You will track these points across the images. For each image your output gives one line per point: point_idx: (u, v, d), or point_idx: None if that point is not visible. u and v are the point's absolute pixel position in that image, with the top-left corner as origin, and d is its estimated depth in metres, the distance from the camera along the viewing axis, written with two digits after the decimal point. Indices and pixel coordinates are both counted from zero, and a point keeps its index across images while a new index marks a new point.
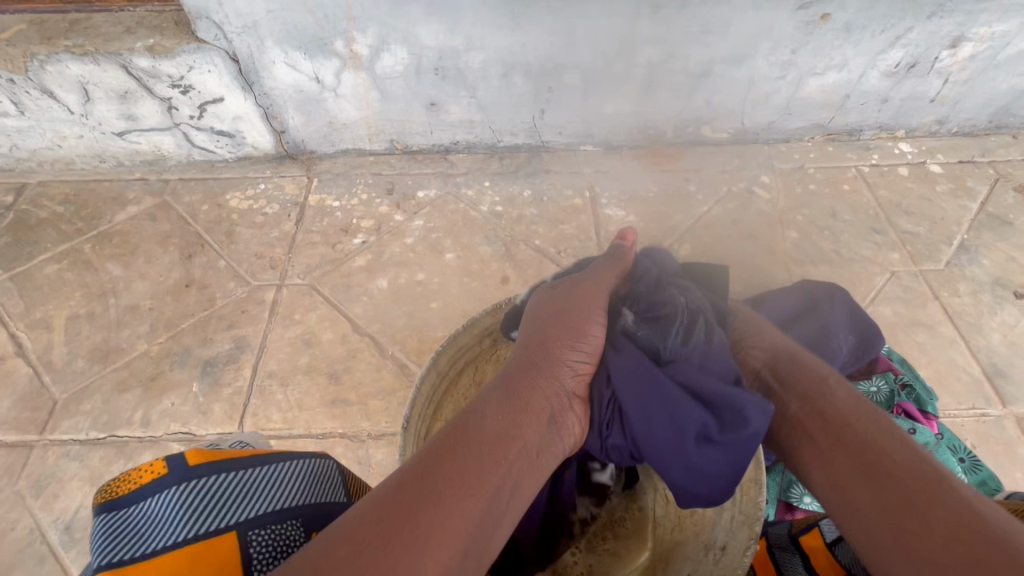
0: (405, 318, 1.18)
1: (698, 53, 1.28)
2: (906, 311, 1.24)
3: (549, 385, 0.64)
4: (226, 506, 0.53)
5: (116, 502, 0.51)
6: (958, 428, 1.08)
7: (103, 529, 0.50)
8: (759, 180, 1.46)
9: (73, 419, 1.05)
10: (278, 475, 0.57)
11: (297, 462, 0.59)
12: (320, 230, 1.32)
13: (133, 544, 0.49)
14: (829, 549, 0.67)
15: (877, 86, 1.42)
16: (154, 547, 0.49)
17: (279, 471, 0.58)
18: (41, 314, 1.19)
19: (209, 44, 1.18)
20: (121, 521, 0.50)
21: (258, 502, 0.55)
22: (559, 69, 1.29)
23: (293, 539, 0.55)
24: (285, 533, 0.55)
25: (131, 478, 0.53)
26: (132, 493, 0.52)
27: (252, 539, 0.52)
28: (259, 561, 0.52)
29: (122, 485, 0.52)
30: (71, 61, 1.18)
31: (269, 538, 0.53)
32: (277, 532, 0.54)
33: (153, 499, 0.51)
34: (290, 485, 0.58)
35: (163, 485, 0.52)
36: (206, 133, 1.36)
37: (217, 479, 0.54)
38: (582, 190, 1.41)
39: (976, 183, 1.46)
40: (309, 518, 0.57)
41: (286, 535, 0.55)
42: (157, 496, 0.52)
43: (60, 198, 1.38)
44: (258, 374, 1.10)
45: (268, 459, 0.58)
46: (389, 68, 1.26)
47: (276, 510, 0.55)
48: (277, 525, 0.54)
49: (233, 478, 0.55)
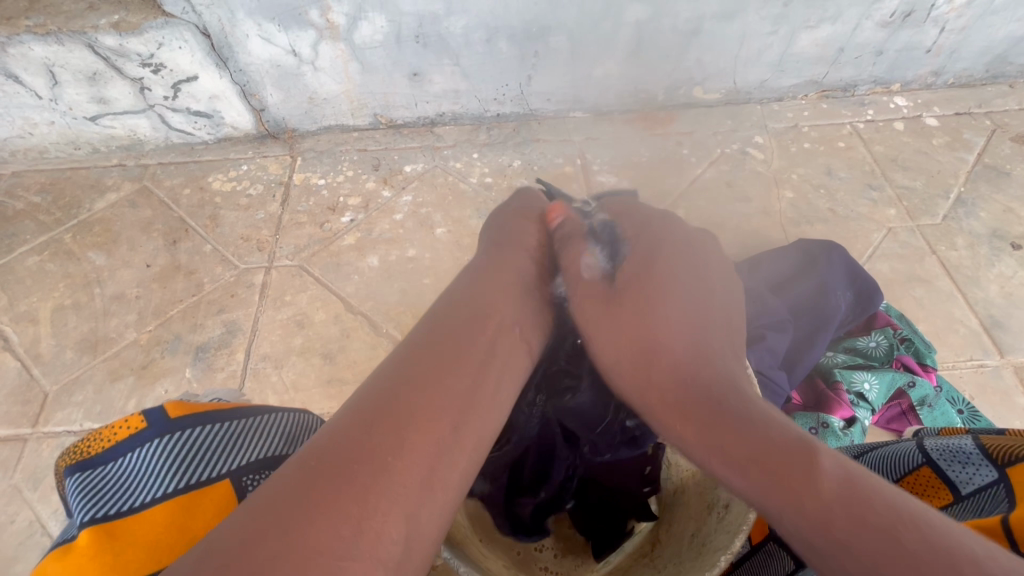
0: (398, 296, 1.17)
1: (687, 9, 1.23)
2: (904, 267, 1.23)
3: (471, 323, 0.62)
4: (211, 455, 0.52)
5: (96, 459, 0.50)
6: (957, 380, 1.08)
7: (84, 486, 0.49)
8: (752, 141, 1.44)
9: (65, 410, 1.03)
10: (265, 424, 0.56)
11: (278, 412, 0.58)
12: (306, 210, 1.29)
13: (122, 498, 0.49)
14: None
15: (872, 38, 1.38)
16: (146, 501, 0.49)
17: (266, 421, 0.56)
18: (25, 307, 1.16)
19: (177, 18, 1.12)
20: (103, 477, 0.49)
21: (247, 450, 0.54)
22: (545, 31, 1.24)
23: None
24: None
25: (107, 435, 0.52)
26: (111, 450, 0.50)
27: (247, 484, 0.53)
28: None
29: (99, 442, 0.51)
30: (34, 42, 1.13)
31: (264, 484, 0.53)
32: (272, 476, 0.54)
33: (135, 454, 0.51)
34: (278, 434, 0.56)
35: (144, 439, 0.51)
36: (183, 114, 1.32)
37: (200, 431, 0.53)
38: (574, 158, 1.38)
39: (973, 134, 1.44)
40: None
41: None
42: (138, 451, 0.51)
43: (37, 188, 1.33)
44: (252, 357, 1.08)
45: (248, 410, 0.56)
46: (368, 37, 1.21)
47: (267, 457, 0.54)
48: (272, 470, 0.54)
49: (217, 429, 0.54)
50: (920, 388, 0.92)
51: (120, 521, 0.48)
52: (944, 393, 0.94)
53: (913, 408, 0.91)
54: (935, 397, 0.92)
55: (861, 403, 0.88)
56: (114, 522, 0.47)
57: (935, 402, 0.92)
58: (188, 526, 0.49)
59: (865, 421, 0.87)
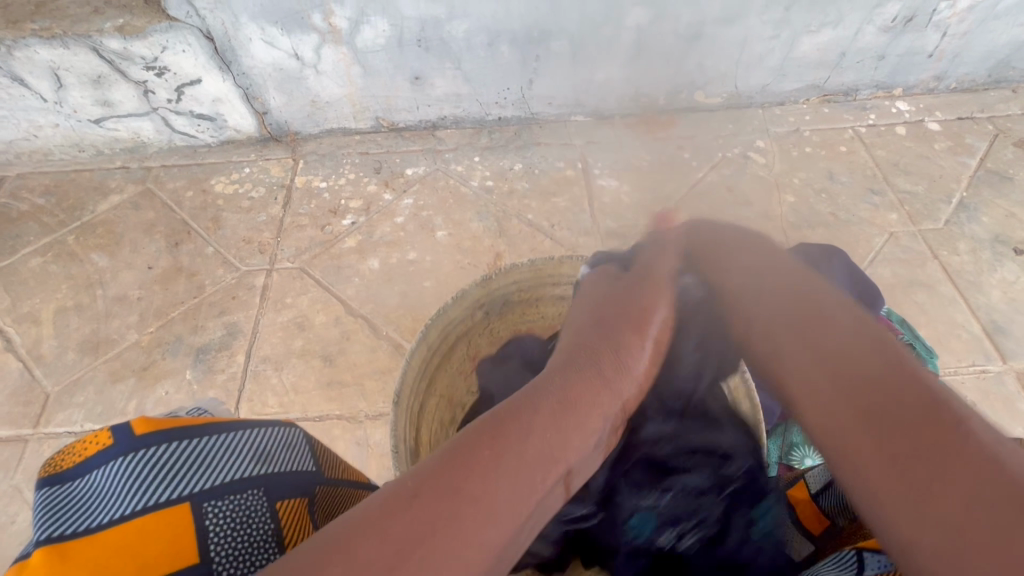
0: (398, 298, 1.17)
1: (688, 14, 1.24)
2: (905, 271, 1.22)
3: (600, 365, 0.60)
4: (174, 475, 0.49)
5: (67, 474, 0.49)
6: (960, 386, 1.08)
7: (46, 504, 0.46)
8: (754, 145, 1.44)
9: (66, 411, 1.04)
10: (236, 443, 0.53)
11: (250, 430, 0.55)
12: (307, 212, 1.29)
13: (79, 518, 0.45)
14: (816, 503, 0.63)
15: (873, 43, 1.38)
16: (100, 522, 0.44)
17: (237, 440, 0.53)
18: (28, 308, 1.17)
19: (181, 22, 1.13)
20: (65, 496, 0.47)
21: (213, 471, 0.50)
22: (546, 36, 1.25)
23: (254, 510, 0.50)
24: (245, 504, 0.50)
25: (78, 451, 0.50)
26: (82, 465, 0.49)
27: (207, 510, 0.48)
28: (216, 534, 0.47)
29: (72, 457, 0.50)
30: (39, 46, 1.14)
31: (228, 509, 0.49)
32: (235, 502, 0.49)
33: (101, 471, 0.48)
34: (249, 454, 0.53)
35: (110, 456, 0.48)
36: (186, 117, 1.33)
37: (167, 449, 0.50)
38: (574, 162, 1.39)
39: (975, 139, 1.43)
40: (273, 488, 0.52)
41: (246, 505, 0.50)
42: (103, 468, 0.48)
43: (41, 190, 1.34)
44: (253, 359, 1.09)
45: (219, 428, 0.54)
46: (370, 41, 1.22)
47: (235, 479, 0.51)
48: (235, 495, 0.50)
49: (184, 447, 0.51)
50: None
51: (72, 543, 0.43)
52: None
53: None
54: None
55: None
56: (66, 543, 0.43)
57: None
58: (138, 553, 0.43)
59: None
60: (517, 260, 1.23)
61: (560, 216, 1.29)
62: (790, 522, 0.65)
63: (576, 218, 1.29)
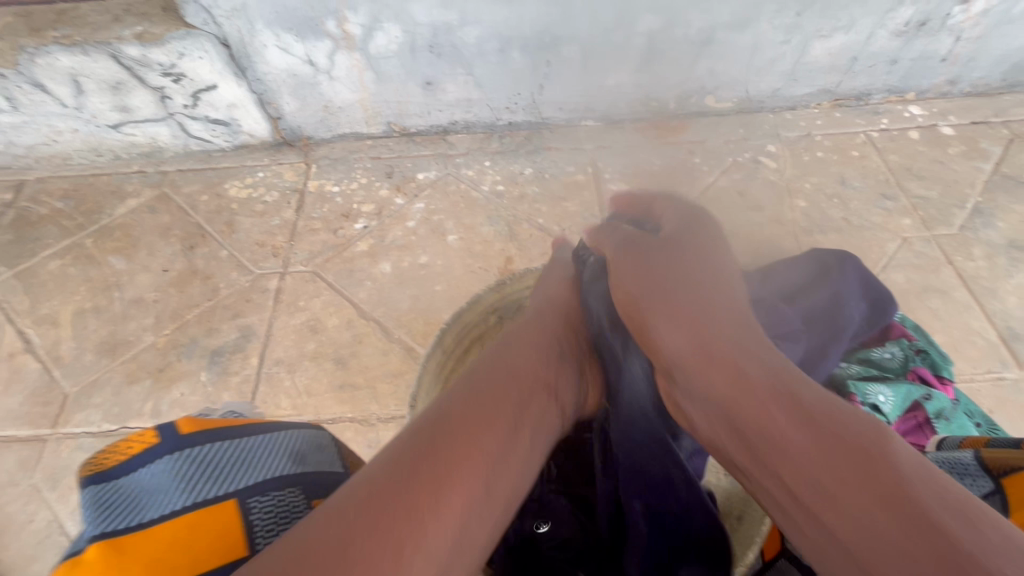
0: (410, 302, 1.17)
1: (699, 19, 1.24)
2: (919, 277, 1.21)
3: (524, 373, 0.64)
4: (220, 473, 0.51)
5: (111, 472, 0.50)
6: (975, 393, 1.07)
7: (96, 499, 0.48)
8: (765, 149, 1.43)
9: (84, 412, 1.05)
10: (274, 443, 0.56)
11: (286, 432, 0.57)
12: (320, 216, 1.30)
13: (131, 514, 0.47)
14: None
15: (886, 47, 1.37)
16: (152, 517, 0.47)
17: (274, 439, 0.56)
18: (47, 310, 1.19)
19: (198, 29, 1.15)
20: (114, 492, 0.49)
21: (255, 470, 0.53)
22: (557, 41, 1.26)
23: (293, 506, 0.53)
24: (285, 500, 0.53)
25: (121, 450, 0.52)
26: (127, 463, 0.51)
27: (252, 506, 0.50)
28: (260, 528, 0.50)
29: (115, 455, 0.52)
30: (60, 53, 1.16)
31: (270, 504, 0.52)
32: (277, 498, 0.52)
33: (147, 468, 0.50)
34: (285, 453, 0.56)
35: (156, 454, 0.51)
36: (202, 122, 1.35)
37: (210, 448, 0.53)
38: (585, 166, 1.39)
39: (990, 143, 1.42)
40: (309, 486, 0.55)
41: (287, 502, 0.53)
42: (150, 465, 0.51)
43: (60, 194, 1.37)
44: (266, 361, 1.10)
45: (257, 429, 0.57)
46: (383, 47, 1.23)
47: (275, 476, 0.53)
48: (277, 492, 0.53)
49: (226, 446, 0.54)
50: (937, 400, 0.90)
51: (127, 536, 0.46)
52: (962, 406, 0.93)
53: (930, 421, 0.88)
54: (952, 410, 0.90)
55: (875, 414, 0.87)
56: (120, 537, 0.45)
57: (953, 415, 0.90)
58: (192, 545, 0.47)
59: None
60: (528, 264, 1.24)
61: (570, 220, 1.30)
62: None
63: (587, 223, 1.29)
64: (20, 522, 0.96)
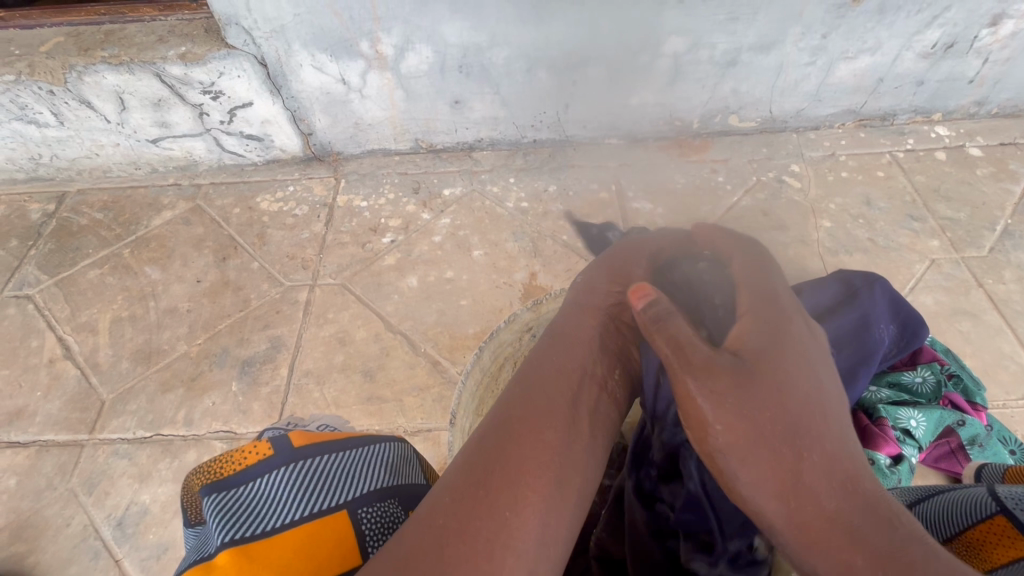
0: (436, 316, 1.19)
1: (724, 41, 1.26)
2: (949, 299, 1.20)
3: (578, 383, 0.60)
4: (332, 485, 0.52)
5: (230, 480, 0.51)
6: (1009, 420, 1.05)
7: (220, 507, 0.49)
8: (789, 169, 1.44)
9: (120, 418, 1.08)
10: (375, 455, 0.56)
11: (383, 445, 0.57)
12: (349, 230, 1.33)
13: (255, 521, 0.49)
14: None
15: (912, 68, 1.37)
16: (275, 525, 0.49)
17: (372, 452, 0.56)
18: (86, 318, 1.23)
19: (238, 50, 1.20)
20: (236, 500, 0.50)
21: (360, 482, 0.54)
22: (583, 62, 1.27)
23: (398, 518, 0.54)
24: (391, 512, 0.54)
25: (236, 458, 0.53)
26: (244, 473, 0.52)
27: (362, 517, 0.52)
28: (371, 538, 0.52)
29: (232, 464, 0.52)
30: (108, 71, 1.21)
31: (378, 517, 0.53)
32: (384, 510, 0.53)
33: (265, 479, 0.51)
34: (383, 466, 0.56)
35: (272, 466, 0.52)
36: (236, 137, 1.39)
37: (322, 460, 0.54)
38: (609, 184, 1.40)
39: (1019, 165, 1.41)
40: (407, 498, 0.56)
41: (392, 514, 0.54)
42: (267, 476, 0.51)
43: (99, 205, 1.42)
44: (295, 372, 1.12)
45: (358, 442, 0.57)
46: (414, 67, 1.27)
47: (379, 489, 0.54)
48: (382, 503, 0.53)
49: (336, 458, 0.54)
50: (971, 427, 0.92)
51: (255, 543, 0.48)
52: (995, 433, 0.94)
53: (963, 447, 0.93)
54: (986, 436, 0.92)
55: (907, 440, 0.86)
56: (249, 544, 0.47)
57: (986, 441, 0.92)
58: (314, 554, 0.48)
59: (911, 459, 0.85)
60: (552, 279, 1.25)
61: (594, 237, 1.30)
62: None
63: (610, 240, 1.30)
64: (57, 526, 0.98)
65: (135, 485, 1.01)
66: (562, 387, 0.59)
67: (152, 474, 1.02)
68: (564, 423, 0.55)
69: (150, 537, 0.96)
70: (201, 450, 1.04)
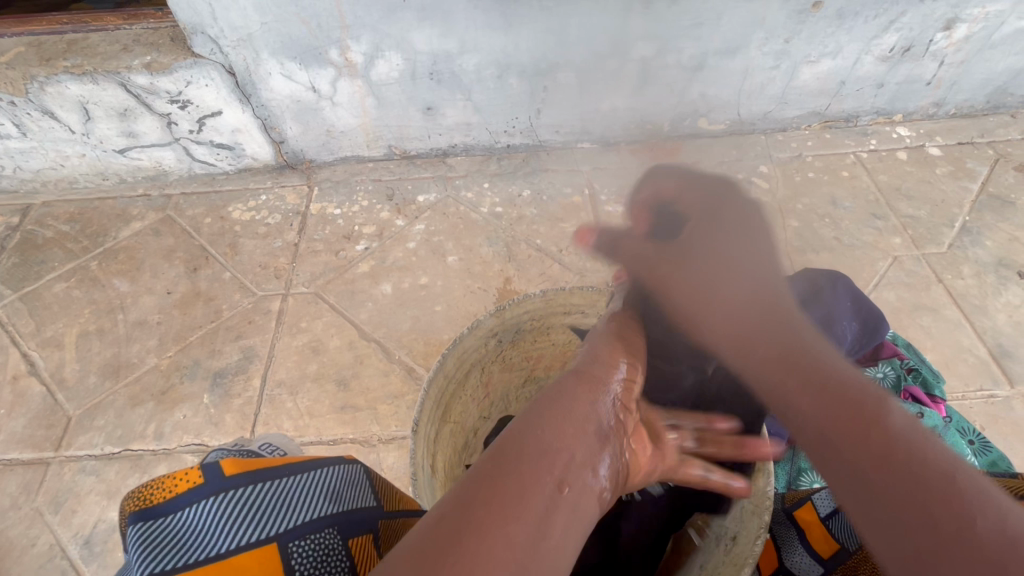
0: (410, 323, 1.19)
1: (691, 46, 1.29)
2: (910, 295, 1.24)
3: (544, 472, 0.45)
4: (263, 514, 0.52)
5: (157, 509, 0.50)
6: (967, 410, 1.08)
7: (143, 539, 0.48)
8: (757, 170, 1.46)
9: (87, 434, 1.06)
10: (309, 485, 0.57)
11: (320, 474, 0.58)
12: (322, 238, 1.33)
13: (180, 553, 0.48)
14: (825, 524, 0.67)
15: (872, 71, 1.42)
16: (200, 558, 0.48)
17: (306, 481, 0.57)
18: (52, 333, 1.20)
19: (205, 59, 1.19)
20: (162, 531, 0.49)
21: (293, 512, 0.53)
22: (553, 68, 1.29)
23: (332, 549, 0.53)
24: (325, 542, 0.53)
25: (164, 487, 0.52)
26: (172, 502, 0.51)
27: (293, 550, 0.51)
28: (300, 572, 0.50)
29: (160, 492, 0.51)
30: (71, 81, 1.20)
31: (310, 548, 0.52)
32: (316, 541, 0.52)
33: (193, 509, 0.50)
34: (324, 494, 0.57)
35: (201, 495, 0.51)
36: (206, 146, 1.37)
37: (253, 489, 0.53)
38: (582, 188, 1.42)
39: (976, 163, 1.46)
40: (343, 526, 0.55)
41: (326, 544, 0.53)
42: (194, 506, 0.51)
43: (66, 216, 1.39)
44: (268, 383, 1.11)
45: (293, 471, 0.57)
46: (384, 74, 1.27)
47: (315, 520, 0.54)
48: (315, 534, 0.53)
49: (269, 487, 0.54)
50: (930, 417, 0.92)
51: None
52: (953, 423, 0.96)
53: None
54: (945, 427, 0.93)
55: None
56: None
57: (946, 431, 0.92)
58: None
59: None
60: (526, 284, 1.25)
61: (567, 241, 1.32)
62: (801, 548, 0.67)
63: None
64: (21, 547, 0.96)
65: (103, 502, 0.99)
66: (520, 466, 0.45)
67: (119, 491, 1.00)
68: (519, 530, 0.41)
69: (118, 555, 0.94)
70: (171, 464, 1.02)
